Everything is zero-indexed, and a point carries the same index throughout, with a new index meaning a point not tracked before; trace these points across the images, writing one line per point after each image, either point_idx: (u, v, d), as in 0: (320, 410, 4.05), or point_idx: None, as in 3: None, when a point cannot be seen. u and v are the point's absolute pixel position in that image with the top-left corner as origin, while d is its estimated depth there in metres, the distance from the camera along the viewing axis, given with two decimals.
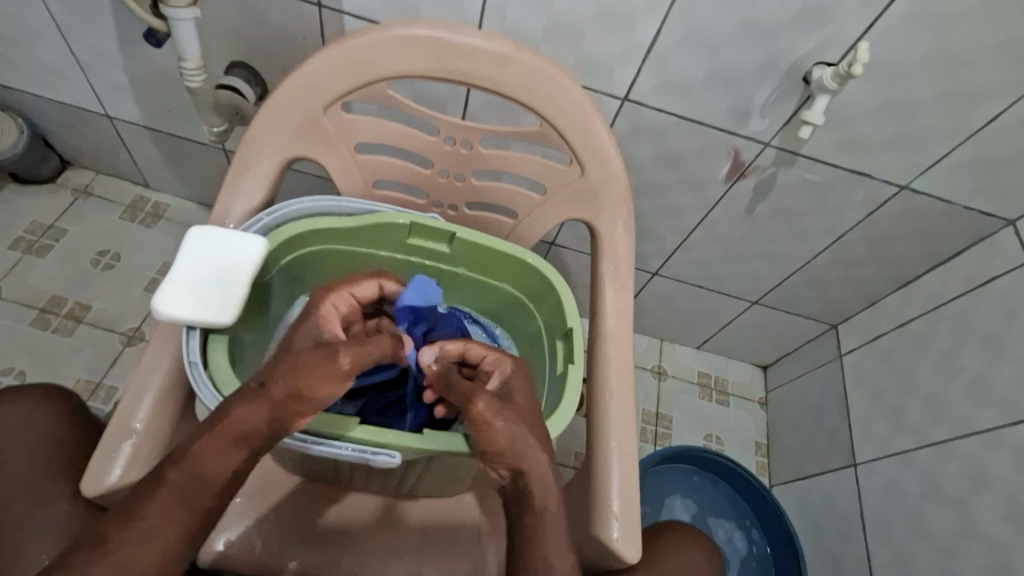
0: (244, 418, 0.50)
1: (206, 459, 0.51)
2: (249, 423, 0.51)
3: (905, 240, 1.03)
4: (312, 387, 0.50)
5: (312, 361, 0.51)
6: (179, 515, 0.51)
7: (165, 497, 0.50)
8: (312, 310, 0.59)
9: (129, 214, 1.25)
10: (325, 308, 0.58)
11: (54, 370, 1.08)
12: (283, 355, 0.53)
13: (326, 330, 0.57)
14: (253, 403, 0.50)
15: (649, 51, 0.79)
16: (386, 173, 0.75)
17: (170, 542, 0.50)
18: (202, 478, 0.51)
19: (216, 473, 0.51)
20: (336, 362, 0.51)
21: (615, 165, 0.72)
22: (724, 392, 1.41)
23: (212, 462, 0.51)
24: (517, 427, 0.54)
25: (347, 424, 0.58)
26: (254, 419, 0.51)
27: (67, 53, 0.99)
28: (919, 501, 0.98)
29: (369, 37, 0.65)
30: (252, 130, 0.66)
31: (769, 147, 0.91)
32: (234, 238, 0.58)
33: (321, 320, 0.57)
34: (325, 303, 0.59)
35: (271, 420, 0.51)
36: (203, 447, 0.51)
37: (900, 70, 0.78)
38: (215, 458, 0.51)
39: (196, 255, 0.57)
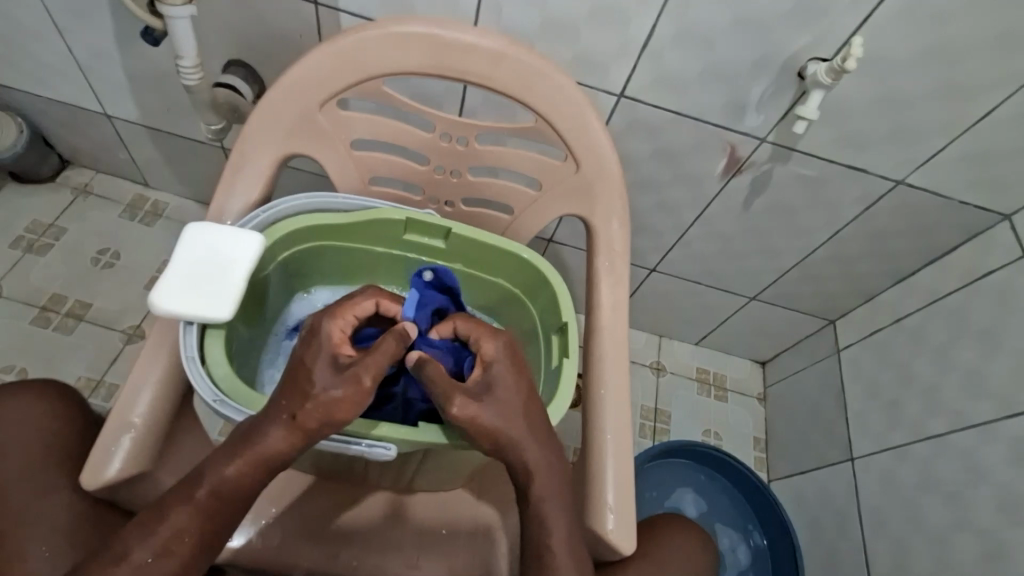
0: (275, 445, 0.52)
1: (234, 480, 0.52)
2: (279, 449, 0.52)
3: (902, 234, 1.03)
4: (346, 415, 0.53)
5: (336, 389, 0.52)
6: (201, 527, 0.52)
7: (187, 508, 0.51)
8: (318, 335, 0.56)
9: (129, 213, 1.26)
10: (332, 332, 0.56)
11: (56, 368, 1.09)
12: (306, 384, 0.53)
13: (338, 354, 0.55)
14: (286, 432, 0.52)
15: (644, 47, 0.80)
16: (383, 170, 0.75)
17: (191, 549, 0.52)
18: (228, 494, 0.52)
19: (240, 492, 0.53)
20: (360, 381, 0.53)
21: (611, 160, 0.72)
22: (723, 388, 1.42)
23: (241, 484, 0.53)
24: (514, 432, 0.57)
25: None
26: (286, 446, 0.52)
27: (65, 52, 0.99)
28: (916, 495, 0.99)
29: (364, 34, 0.65)
30: (249, 127, 0.67)
31: (764, 143, 0.91)
32: (235, 237, 0.59)
33: (331, 343, 0.55)
34: (332, 325, 0.57)
35: (303, 446, 0.53)
36: (233, 468, 0.52)
37: (896, 64, 0.78)
38: (242, 479, 0.53)
39: (196, 252, 0.57)
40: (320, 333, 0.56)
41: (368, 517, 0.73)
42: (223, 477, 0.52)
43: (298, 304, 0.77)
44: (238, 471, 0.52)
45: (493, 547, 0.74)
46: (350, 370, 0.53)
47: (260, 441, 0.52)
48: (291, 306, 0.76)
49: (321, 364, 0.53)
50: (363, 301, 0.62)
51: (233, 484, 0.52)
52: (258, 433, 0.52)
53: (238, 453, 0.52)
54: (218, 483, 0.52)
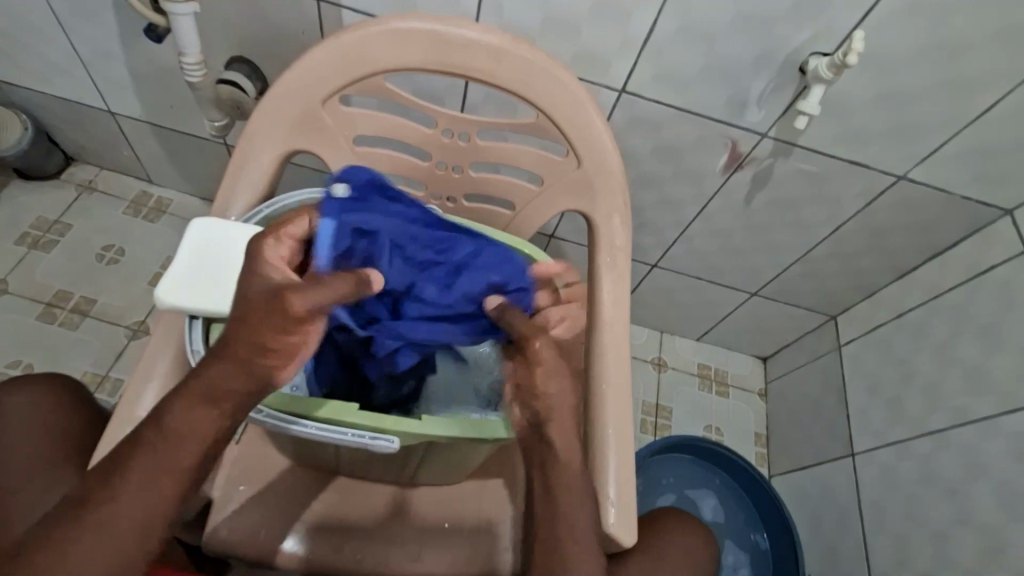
0: (223, 378, 0.49)
1: (182, 417, 0.50)
2: (223, 381, 0.49)
3: (904, 231, 1.04)
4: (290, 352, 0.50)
5: (251, 303, 0.49)
6: (164, 471, 0.50)
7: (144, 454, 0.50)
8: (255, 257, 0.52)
9: (133, 210, 1.26)
10: (270, 254, 0.53)
11: (62, 364, 1.10)
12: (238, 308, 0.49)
13: (265, 276, 0.51)
14: (222, 363, 0.49)
15: (644, 44, 0.80)
16: (385, 166, 0.75)
17: (153, 493, 0.49)
18: (177, 434, 0.50)
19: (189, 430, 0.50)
20: (249, 298, 0.49)
21: (612, 155, 0.72)
22: (725, 383, 1.42)
23: (191, 423, 0.50)
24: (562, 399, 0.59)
25: (343, 409, 0.59)
26: (226, 377, 0.49)
27: (69, 49, 1.00)
28: (917, 491, 0.99)
29: (366, 31, 0.65)
30: (252, 124, 0.67)
31: (766, 138, 0.91)
32: (224, 226, 0.56)
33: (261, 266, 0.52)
34: (271, 248, 0.54)
35: (247, 377, 0.50)
36: (178, 408, 0.50)
37: (897, 60, 0.78)
38: (191, 417, 0.50)
39: (187, 246, 0.55)
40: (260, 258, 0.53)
41: (371, 509, 0.74)
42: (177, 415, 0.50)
43: None
44: (196, 408, 0.50)
45: (494, 540, 0.74)
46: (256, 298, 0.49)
47: (206, 375, 0.50)
48: None
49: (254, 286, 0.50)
50: (298, 219, 0.57)
51: (180, 421, 0.50)
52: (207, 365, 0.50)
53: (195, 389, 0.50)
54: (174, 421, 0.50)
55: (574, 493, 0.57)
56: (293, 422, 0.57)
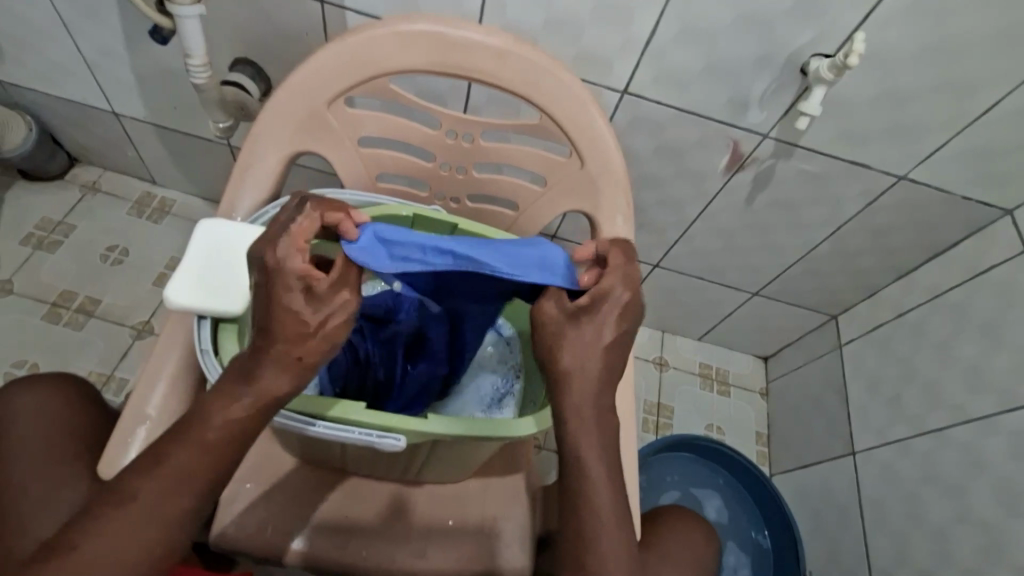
0: (274, 384, 0.52)
1: (228, 416, 0.52)
2: (277, 386, 0.52)
3: (904, 230, 1.04)
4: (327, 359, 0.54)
5: (308, 319, 0.52)
6: (205, 466, 0.51)
7: (186, 449, 0.51)
8: (279, 271, 0.51)
9: (137, 211, 1.27)
10: (295, 268, 0.51)
11: (67, 363, 1.10)
12: (295, 319, 0.51)
13: (305, 294, 0.52)
14: (280, 369, 0.52)
15: (646, 46, 0.81)
16: (390, 167, 0.75)
17: (192, 487, 0.51)
18: (220, 431, 0.52)
19: (235, 427, 0.52)
20: (304, 318, 0.52)
21: (615, 155, 0.73)
22: (726, 383, 1.43)
23: (237, 421, 0.52)
24: (600, 408, 0.58)
25: (351, 408, 0.59)
26: (280, 383, 0.52)
27: (74, 51, 1.00)
28: (917, 489, 0.99)
29: (371, 33, 0.66)
30: (258, 125, 0.67)
31: (768, 139, 0.92)
32: (224, 224, 0.55)
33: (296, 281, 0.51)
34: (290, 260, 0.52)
35: (300, 383, 0.53)
36: (225, 405, 0.52)
37: (898, 61, 0.79)
38: (238, 416, 0.52)
39: (190, 249, 0.54)
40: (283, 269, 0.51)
41: (376, 506, 0.75)
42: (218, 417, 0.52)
43: None
44: (239, 412, 0.52)
45: (498, 537, 0.75)
46: (314, 309, 0.52)
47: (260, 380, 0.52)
48: None
49: (297, 299, 0.51)
50: (304, 218, 0.54)
51: (226, 419, 0.52)
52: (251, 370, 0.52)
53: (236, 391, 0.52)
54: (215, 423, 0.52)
55: (605, 489, 0.57)
56: (301, 421, 0.58)
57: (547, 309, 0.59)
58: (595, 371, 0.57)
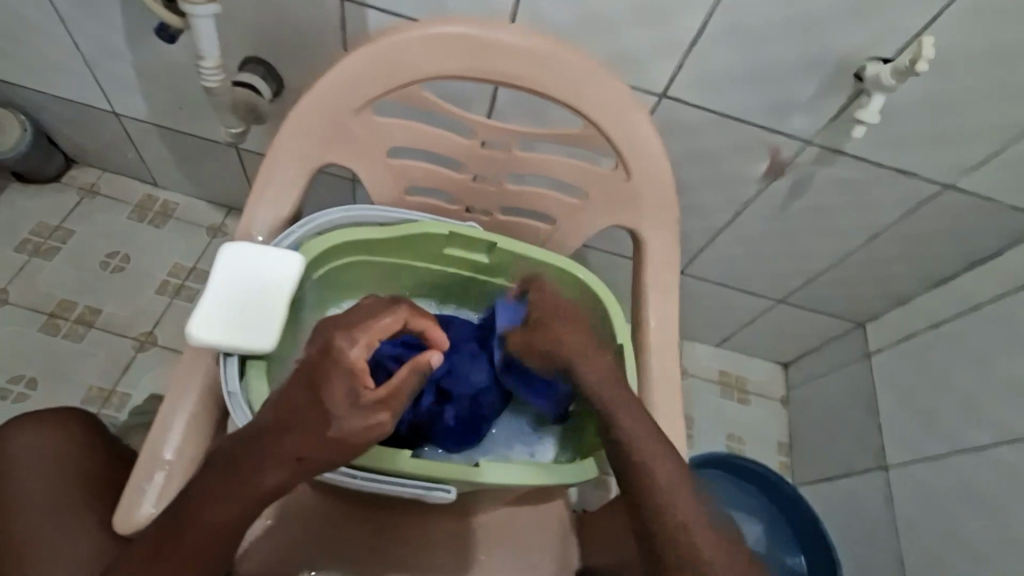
0: (275, 476, 0.47)
1: (225, 508, 0.48)
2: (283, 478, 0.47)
3: (942, 239, 1.00)
4: (364, 441, 0.47)
5: (351, 418, 0.47)
6: (217, 516, 0.47)
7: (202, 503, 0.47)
8: (339, 355, 0.48)
9: (138, 214, 1.21)
10: (354, 354, 0.48)
11: (67, 378, 1.05)
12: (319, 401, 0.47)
13: (350, 390, 0.47)
14: (282, 462, 0.47)
15: (690, 48, 0.76)
16: (419, 179, 0.70)
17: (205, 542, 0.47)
18: (216, 511, 0.47)
19: (232, 504, 0.47)
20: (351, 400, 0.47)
21: (661, 168, 0.68)
22: (746, 391, 1.40)
23: (230, 511, 0.48)
24: (626, 412, 0.57)
25: (395, 457, 0.55)
26: (280, 475, 0.47)
27: (72, 48, 0.94)
28: (956, 508, 0.96)
29: (403, 35, 0.61)
30: (281, 135, 0.62)
31: (810, 146, 0.87)
32: (253, 251, 0.51)
33: (352, 378, 0.47)
34: (359, 348, 0.49)
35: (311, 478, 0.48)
36: (221, 488, 0.48)
37: (956, 65, 0.74)
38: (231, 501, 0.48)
39: (216, 280, 0.50)
40: (347, 357, 0.48)
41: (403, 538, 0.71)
42: (251, 473, 0.47)
43: (329, 319, 0.69)
44: (239, 508, 0.48)
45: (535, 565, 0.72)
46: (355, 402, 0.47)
47: (259, 470, 0.47)
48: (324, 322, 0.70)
49: (339, 385, 0.47)
50: (391, 318, 0.52)
51: (221, 511, 0.47)
52: (274, 423, 0.47)
53: (232, 484, 0.47)
54: (249, 481, 0.47)
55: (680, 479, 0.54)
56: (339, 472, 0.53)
57: (573, 339, 0.60)
58: (630, 408, 0.57)
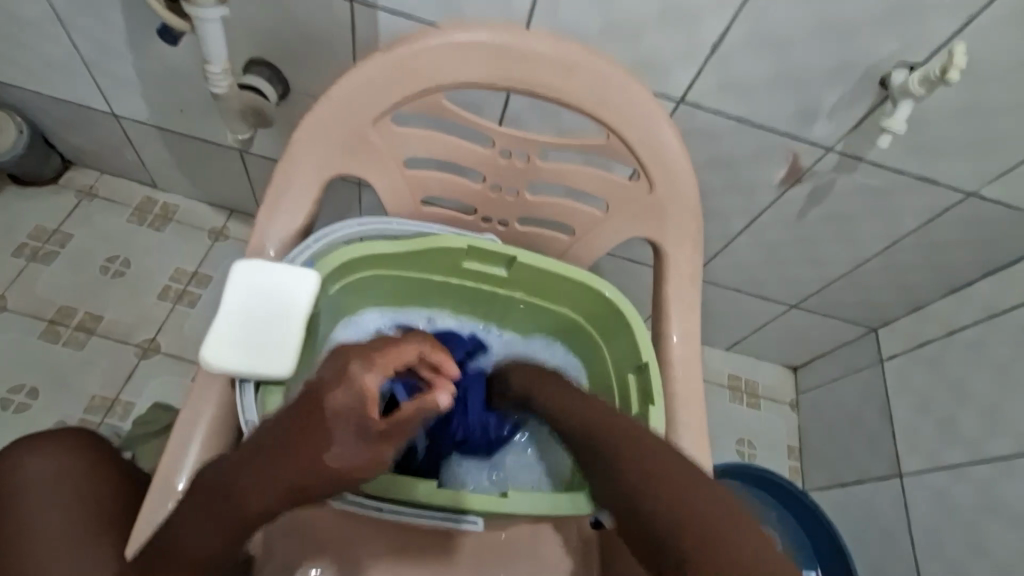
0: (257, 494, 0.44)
1: (207, 528, 0.45)
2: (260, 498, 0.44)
3: (962, 246, 0.99)
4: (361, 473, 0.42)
5: (353, 450, 0.42)
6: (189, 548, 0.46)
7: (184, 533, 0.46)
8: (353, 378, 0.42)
9: (138, 217, 1.18)
10: (369, 379, 0.43)
11: (69, 387, 1.02)
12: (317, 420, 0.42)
13: (357, 418, 0.41)
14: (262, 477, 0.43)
15: (712, 52, 0.73)
16: (435, 189, 0.67)
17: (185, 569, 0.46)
18: (200, 530, 0.45)
19: (213, 525, 0.45)
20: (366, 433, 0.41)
21: (686, 179, 0.66)
22: (756, 395, 1.38)
23: (211, 531, 0.45)
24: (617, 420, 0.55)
25: (416, 486, 0.57)
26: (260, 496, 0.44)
27: (69, 48, 0.91)
28: (977, 519, 0.95)
29: (422, 40, 0.58)
30: (293, 145, 0.59)
31: (831, 152, 0.85)
32: (263, 270, 0.49)
33: (361, 400, 0.41)
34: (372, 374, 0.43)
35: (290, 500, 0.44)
36: (201, 511, 0.45)
37: (987, 72, 0.72)
38: (214, 522, 0.45)
39: (227, 304, 0.48)
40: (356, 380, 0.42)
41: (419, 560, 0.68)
42: (240, 488, 0.44)
43: (345, 328, 0.69)
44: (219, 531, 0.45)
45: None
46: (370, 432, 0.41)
47: (237, 490, 0.44)
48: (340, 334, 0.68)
49: (343, 413, 0.41)
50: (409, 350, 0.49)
51: (204, 529, 0.45)
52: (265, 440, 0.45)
53: (210, 506, 0.45)
54: (238, 498, 0.44)
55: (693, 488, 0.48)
56: (363, 503, 0.55)
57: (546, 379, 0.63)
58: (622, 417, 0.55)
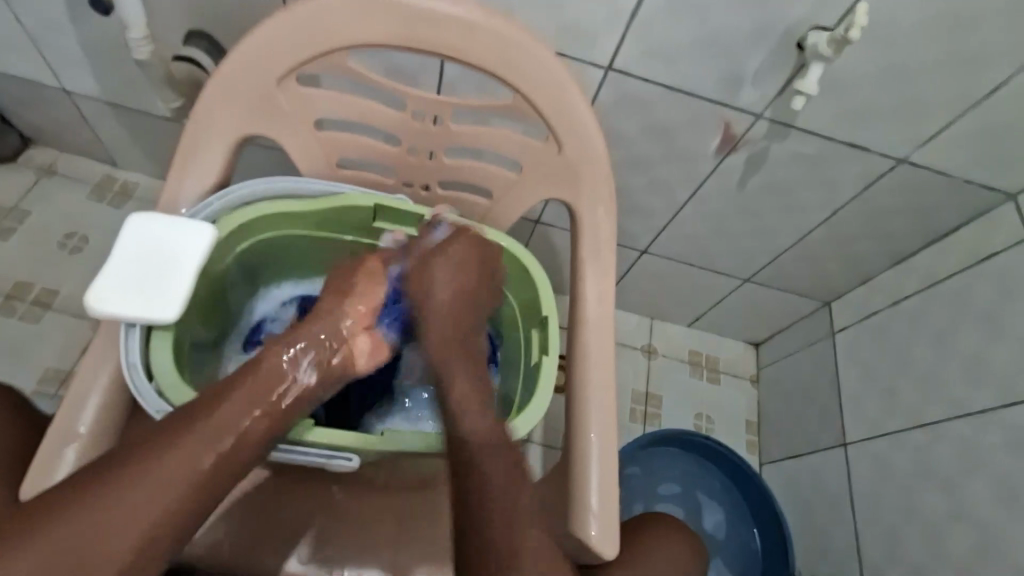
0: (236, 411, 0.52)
1: (183, 452, 0.49)
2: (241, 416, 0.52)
3: (902, 215, 0.99)
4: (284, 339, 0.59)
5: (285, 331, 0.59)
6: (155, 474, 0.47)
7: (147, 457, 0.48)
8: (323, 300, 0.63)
9: (97, 194, 1.20)
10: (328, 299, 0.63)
11: (26, 360, 1.05)
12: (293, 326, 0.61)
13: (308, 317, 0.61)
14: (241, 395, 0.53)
15: (633, 17, 0.74)
16: (351, 152, 0.70)
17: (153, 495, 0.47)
18: (177, 453, 0.48)
19: (194, 448, 0.49)
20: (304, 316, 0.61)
21: (595, 141, 0.67)
22: (716, 370, 1.40)
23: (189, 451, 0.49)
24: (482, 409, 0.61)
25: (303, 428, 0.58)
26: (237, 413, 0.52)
27: (13, 22, 0.92)
28: (912, 483, 0.97)
29: (324, 2, 0.59)
30: (200, 107, 0.61)
31: (761, 119, 0.86)
32: (158, 224, 0.53)
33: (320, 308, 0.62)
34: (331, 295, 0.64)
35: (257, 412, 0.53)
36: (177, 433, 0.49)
37: (904, 35, 0.73)
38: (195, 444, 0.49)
39: (119, 253, 0.51)
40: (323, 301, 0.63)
41: (344, 516, 0.70)
42: (127, 501, 0.46)
43: (263, 302, 0.77)
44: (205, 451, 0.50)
45: None
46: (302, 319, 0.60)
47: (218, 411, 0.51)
48: (257, 302, 0.76)
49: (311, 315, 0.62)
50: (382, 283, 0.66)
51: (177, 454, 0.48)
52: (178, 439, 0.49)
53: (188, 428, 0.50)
54: (178, 455, 0.48)
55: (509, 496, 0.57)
56: None
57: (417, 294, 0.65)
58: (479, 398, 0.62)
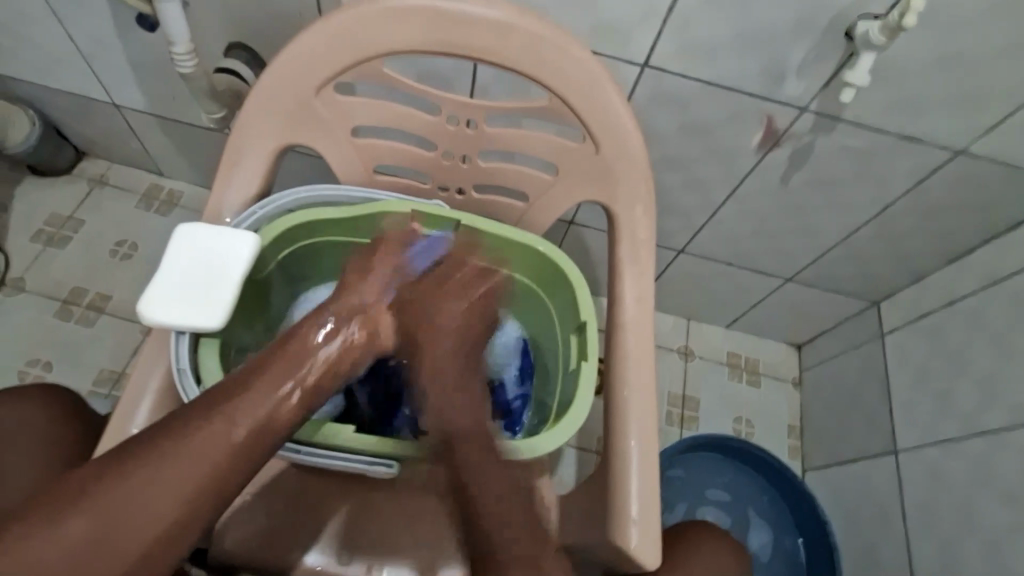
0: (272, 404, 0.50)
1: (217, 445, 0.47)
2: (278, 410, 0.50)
3: (959, 210, 0.94)
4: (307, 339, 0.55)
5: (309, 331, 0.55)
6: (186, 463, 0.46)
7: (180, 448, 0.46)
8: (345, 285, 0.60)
9: (144, 203, 1.24)
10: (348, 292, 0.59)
11: (80, 362, 1.10)
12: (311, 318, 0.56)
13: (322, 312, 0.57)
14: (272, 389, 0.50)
15: (671, 12, 0.72)
16: (387, 157, 0.70)
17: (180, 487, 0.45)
18: (208, 445, 0.47)
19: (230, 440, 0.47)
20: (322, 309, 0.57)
21: (633, 141, 0.66)
22: (756, 372, 1.35)
23: (221, 444, 0.47)
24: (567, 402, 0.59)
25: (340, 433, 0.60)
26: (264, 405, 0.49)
27: (67, 41, 0.97)
28: (970, 493, 0.91)
29: (359, 10, 0.60)
30: (242, 118, 0.62)
31: (805, 112, 0.82)
32: (202, 232, 0.54)
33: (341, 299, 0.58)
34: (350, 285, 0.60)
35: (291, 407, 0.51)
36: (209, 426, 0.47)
37: (961, 19, 0.68)
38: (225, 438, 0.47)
39: (167, 262, 0.53)
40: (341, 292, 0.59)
41: (385, 517, 0.71)
42: (156, 488, 0.45)
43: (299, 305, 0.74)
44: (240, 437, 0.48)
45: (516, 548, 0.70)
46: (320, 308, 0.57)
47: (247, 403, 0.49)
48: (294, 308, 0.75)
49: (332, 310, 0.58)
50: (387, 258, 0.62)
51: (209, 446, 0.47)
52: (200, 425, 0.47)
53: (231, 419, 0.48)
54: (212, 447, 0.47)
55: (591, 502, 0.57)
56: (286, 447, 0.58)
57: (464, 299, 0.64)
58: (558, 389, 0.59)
